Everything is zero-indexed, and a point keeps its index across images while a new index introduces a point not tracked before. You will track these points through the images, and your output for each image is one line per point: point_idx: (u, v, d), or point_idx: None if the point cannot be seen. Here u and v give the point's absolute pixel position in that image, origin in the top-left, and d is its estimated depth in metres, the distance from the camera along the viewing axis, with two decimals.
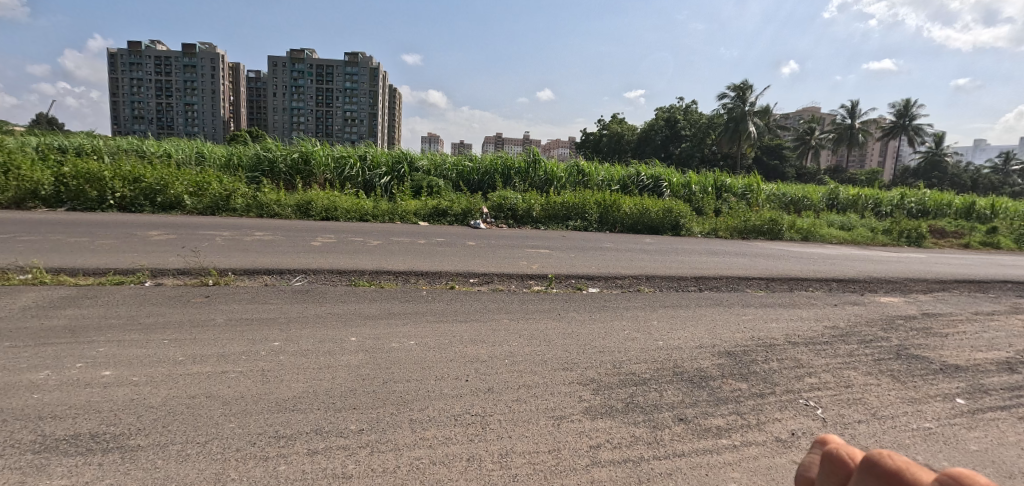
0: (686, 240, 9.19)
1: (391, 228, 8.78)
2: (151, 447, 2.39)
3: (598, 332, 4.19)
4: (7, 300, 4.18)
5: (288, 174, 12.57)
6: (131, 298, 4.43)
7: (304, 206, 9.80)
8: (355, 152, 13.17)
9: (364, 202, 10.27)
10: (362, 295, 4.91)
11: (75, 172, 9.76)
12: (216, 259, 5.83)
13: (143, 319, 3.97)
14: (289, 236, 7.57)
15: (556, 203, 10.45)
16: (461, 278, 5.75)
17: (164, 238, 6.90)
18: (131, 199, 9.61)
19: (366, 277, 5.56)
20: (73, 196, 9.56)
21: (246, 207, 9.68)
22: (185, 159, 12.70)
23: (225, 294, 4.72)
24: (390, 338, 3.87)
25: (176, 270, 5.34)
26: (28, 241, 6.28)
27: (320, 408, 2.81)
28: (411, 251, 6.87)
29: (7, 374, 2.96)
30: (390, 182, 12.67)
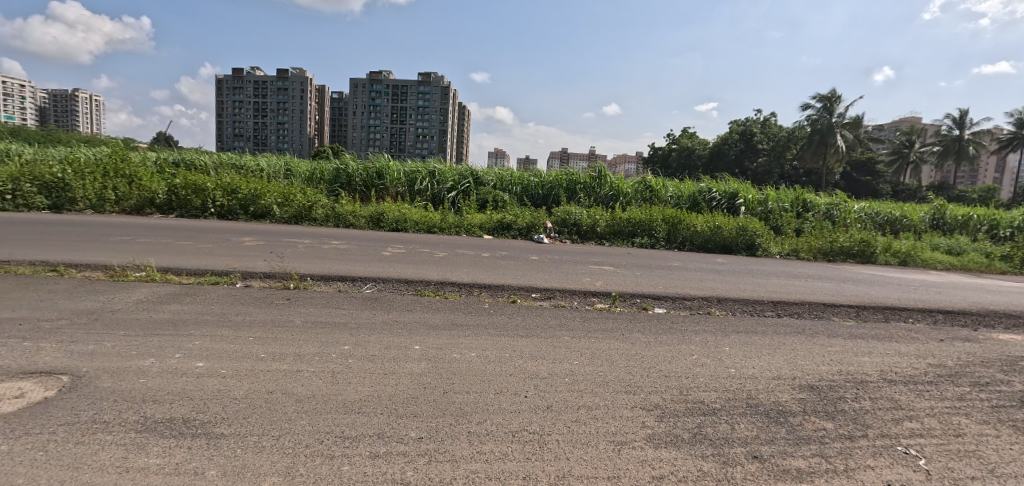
0: (763, 262, 8.61)
1: (457, 241, 8.98)
2: (233, 436, 2.56)
3: (665, 355, 3.99)
4: (124, 294, 4.71)
5: (363, 186, 13.31)
6: (223, 298, 4.84)
7: (376, 217, 10.30)
8: (425, 167, 13.71)
9: (432, 215, 10.61)
10: (427, 305, 5.04)
11: (185, 182, 10.95)
12: (296, 265, 6.24)
13: (232, 317, 4.32)
14: (363, 245, 7.97)
15: (622, 219, 10.20)
16: (523, 292, 5.74)
17: (254, 244, 7.51)
18: (228, 208, 10.60)
19: (431, 288, 5.71)
20: (181, 204, 10.71)
21: (325, 217, 10.34)
22: (274, 172, 13.84)
23: (302, 298, 5.03)
24: (452, 348, 3.93)
25: (263, 273, 5.78)
26: (145, 243, 7.10)
27: (383, 413, 2.89)
28: (475, 264, 6.98)
29: (120, 359, 3.32)
30: (457, 196, 13.00)
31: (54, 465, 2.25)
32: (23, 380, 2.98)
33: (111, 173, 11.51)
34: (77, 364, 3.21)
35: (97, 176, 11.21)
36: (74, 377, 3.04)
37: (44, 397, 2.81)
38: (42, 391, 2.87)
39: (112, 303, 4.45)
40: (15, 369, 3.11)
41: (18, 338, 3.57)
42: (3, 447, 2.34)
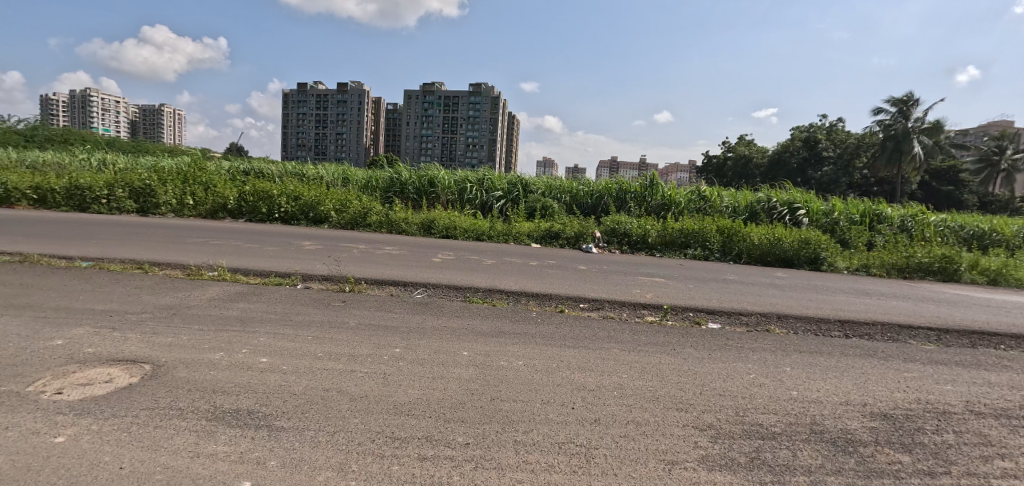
0: (829, 277, 8.08)
1: (505, 249, 9.04)
2: (292, 430, 2.69)
3: (719, 373, 3.82)
4: (199, 292, 5.08)
5: (415, 194, 13.71)
6: (285, 298, 5.11)
7: (428, 224, 10.55)
8: (475, 176, 13.94)
9: (481, 222, 10.75)
10: (475, 312, 5.09)
11: (253, 189, 11.70)
12: (352, 269, 6.50)
13: (293, 316, 4.55)
14: (414, 251, 8.20)
15: (674, 229, 9.91)
16: (571, 302, 5.69)
17: (314, 248, 7.88)
18: (291, 214, 11.21)
19: (480, 294, 5.78)
20: (250, 209, 11.45)
21: (379, 224, 10.70)
22: (333, 180, 14.52)
23: (357, 300, 5.22)
24: (499, 356, 3.94)
25: (321, 276, 6.05)
26: (218, 245, 7.63)
27: (432, 416, 2.94)
28: (523, 272, 7.00)
29: (194, 351, 3.57)
30: (506, 204, 13.11)
31: (136, 446, 2.45)
32: (112, 366, 3.26)
33: (190, 180, 12.48)
34: (158, 354, 3.49)
35: (178, 183, 12.19)
36: (154, 366, 3.30)
37: (129, 383, 3.06)
38: (128, 377, 3.13)
39: (188, 299, 4.81)
40: (106, 356, 3.41)
41: (109, 328, 3.92)
42: (94, 426, 2.57)
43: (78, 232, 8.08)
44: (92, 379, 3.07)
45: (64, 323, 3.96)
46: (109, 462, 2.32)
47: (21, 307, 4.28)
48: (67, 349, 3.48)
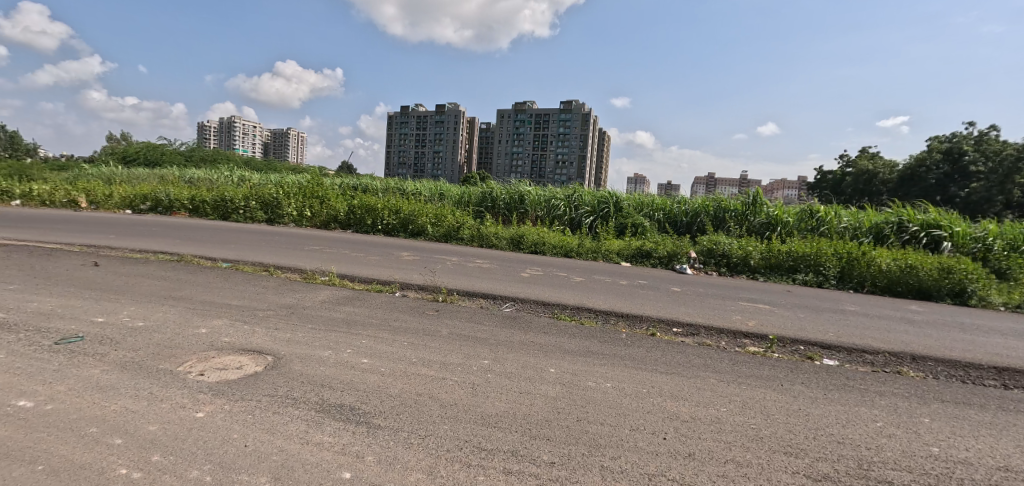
0: (980, 314, 6.86)
1: (594, 267, 8.89)
2: (388, 429, 2.84)
3: (837, 417, 3.40)
4: (312, 294, 5.59)
5: (505, 210, 14.03)
6: (385, 304, 5.45)
7: (517, 239, 10.70)
8: (564, 192, 13.94)
9: (570, 239, 10.68)
10: (563, 329, 5.04)
11: (360, 202, 12.73)
12: (445, 280, 6.78)
13: (391, 322, 4.83)
14: (504, 265, 8.36)
15: (781, 251, 9.07)
16: (663, 325, 5.41)
17: (411, 259, 8.36)
18: (391, 226, 12.00)
19: (567, 312, 5.72)
20: (356, 221, 12.47)
21: (471, 237, 11.06)
22: (430, 195, 15.34)
23: (449, 311, 5.42)
24: (586, 376, 3.85)
25: (417, 285, 6.38)
26: (329, 252, 8.39)
27: (518, 431, 2.94)
28: (613, 291, 6.81)
29: (307, 348, 3.93)
30: (595, 220, 12.94)
31: (258, 427, 2.73)
32: (241, 355, 3.69)
33: (309, 194, 13.91)
34: (278, 348, 3.88)
35: (299, 196, 13.64)
36: (275, 358, 3.68)
37: (254, 371, 3.44)
38: (253, 366, 3.52)
39: (304, 300, 5.31)
40: (238, 345, 3.87)
41: (240, 321, 4.45)
42: (226, 406, 2.92)
43: (219, 237, 9.34)
44: (226, 365, 3.50)
45: (207, 314, 4.57)
46: (237, 439, 2.61)
47: (177, 298, 5.02)
48: (209, 337, 4.01)
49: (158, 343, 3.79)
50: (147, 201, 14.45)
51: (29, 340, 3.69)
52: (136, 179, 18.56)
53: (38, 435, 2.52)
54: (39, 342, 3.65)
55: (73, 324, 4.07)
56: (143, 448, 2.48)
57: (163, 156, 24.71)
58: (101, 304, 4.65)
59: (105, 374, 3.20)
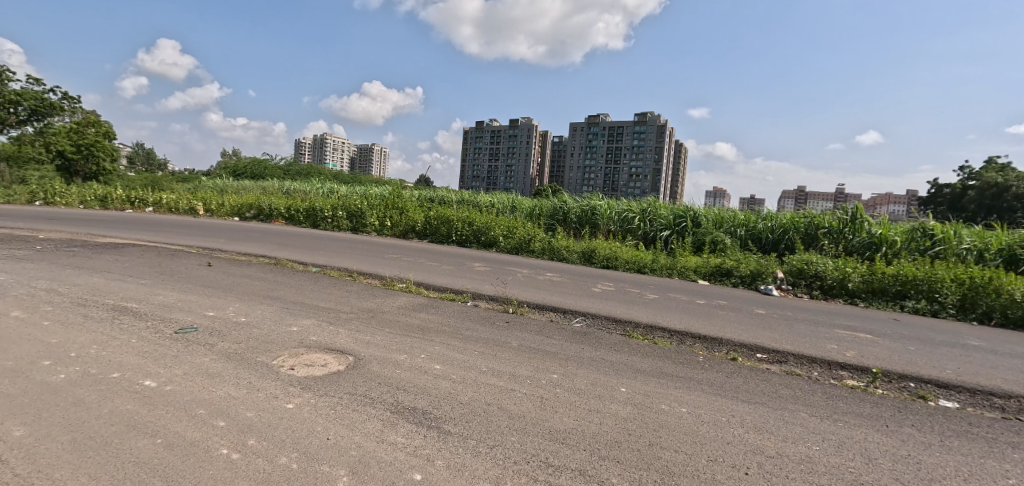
0: None
1: (670, 284, 8.53)
2: (458, 435, 2.88)
3: (956, 468, 2.97)
4: (390, 300, 5.87)
5: (577, 224, 13.92)
6: (457, 312, 5.59)
7: (588, 253, 10.54)
8: (638, 206, 13.58)
9: (644, 255, 10.36)
10: (635, 348, 4.87)
11: (437, 214, 13.25)
12: (516, 292, 6.83)
13: (463, 331, 4.93)
14: (575, 279, 8.27)
15: (886, 275, 8.16)
16: (745, 351, 5.05)
17: (483, 269, 8.53)
18: (465, 237, 12.33)
19: (640, 330, 5.52)
20: (432, 231, 12.96)
21: (542, 250, 11.07)
22: (503, 208, 15.62)
23: (520, 323, 5.44)
24: (659, 398, 3.69)
25: (488, 296, 6.48)
26: (406, 261, 8.78)
27: (586, 450, 2.87)
28: (689, 311, 6.49)
29: (385, 351, 4.12)
30: (671, 236, 12.45)
31: (339, 423, 2.89)
32: (326, 354, 3.95)
33: (390, 205, 14.71)
34: (359, 349, 4.10)
35: (381, 207, 14.47)
36: (356, 358, 3.89)
37: (337, 369, 3.66)
38: (336, 364, 3.74)
39: (383, 305, 5.59)
40: (323, 344, 4.15)
41: (326, 322, 4.77)
42: (312, 400, 3.12)
43: (309, 244, 10.12)
44: (313, 362, 3.75)
45: (298, 314, 4.95)
46: (320, 431, 2.78)
47: (273, 298, 5.49)
48: (299, 335, 4.33)
49: (256, 337, 4.16)
50: (252, 210, 16.06)
51: (155, 328, 4.20)
52: (243, 190, 20.70)
53: (159, 412, 2.85)
54: (162, 330, 4.15)
55: (190, 316, 4.59)
56: (242, 432, 2.71)
57: (266, 170, 27.32)
58: (212, 299, 5.21)
59: (213, 362, 3.56)
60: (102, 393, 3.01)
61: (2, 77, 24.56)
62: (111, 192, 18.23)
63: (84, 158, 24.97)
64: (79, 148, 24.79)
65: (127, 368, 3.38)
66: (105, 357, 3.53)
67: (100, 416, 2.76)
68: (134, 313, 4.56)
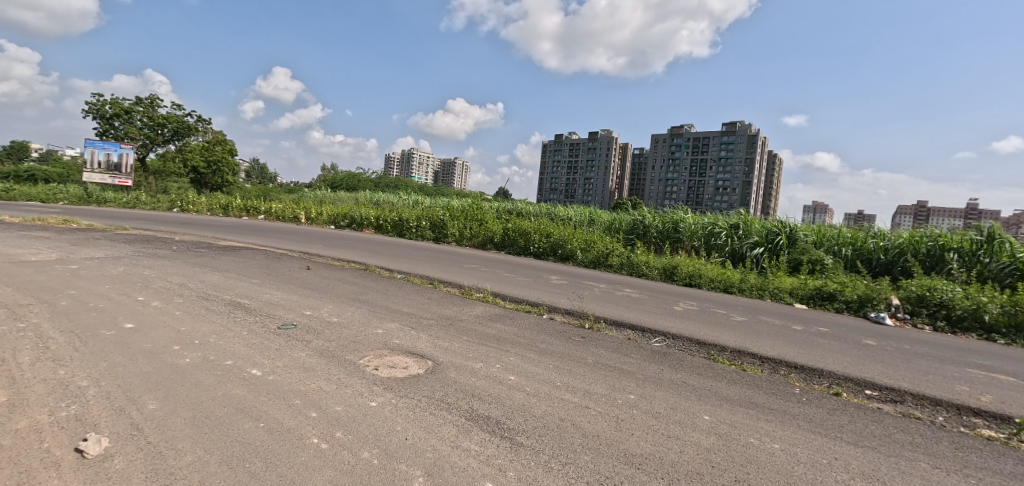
0: None
1: (762, 307, 7.90)
2: (530, 449, 2.87)
3: None
4: (468, 309, 6.01)
5: (658, 239, 13.43)
6: (533, 325, 5.59)
7: (670, 270, 10.09)
8: (726, 221, 12.82)
9: (731, 273, 9.73)
10: (721, 373, 4.55)
11: (515, 225, 13.44)
12: (593, 307, 6.71)
13: (538, 344, 4.91)
14: (655, 296, 7.95)
15: None
16: (851, 386, 4.53)
17: (559, 282, 8.48)
18: (542, 249, 12.37)
19: (726, 354, 5.16)
20: (510, 243, 13.16)
21: (620, 265, 10.78)
22: (581, 221, 15.49)
23: (596, 339, 5.31)
24: (747, 430, 3.41)
25: (564, 309, 6.42)
26: (485, 271, 8.98)
27: (664, 478, 2.72)
28: (784, 337, 5.96)
29: (462, 358, 4.22)
30: (762, 254, 11.58)
31: (417, 425, 2.99)
32: (407, 357, 4.13)
33: (470, 216, 15.16)
34: (438, 355, 4.24)
35: (461, 218, 14.96)
36: (435, 363, 4.02)
37: (417, 372, 3.81)
38: (416, 368, 3.89)
39: (462, 314, 5.75)
40: (405, 348, 4.34)
41: (408, 327, 4.99)
42: (394, 400, 3.27)
43: (394, 252, 10.69)
44: (395, 364, 3.94)
45: (383, 317, 5.23)
46: (399, 431, 2.89)
47: (362, 301, 5.86)
48: (384, 337, 4.57)
49: (346, 337, 4.45)
50: (346, 219, 17.33)
51: (262, 323, 4.65)
52: (339, 201, 22.45)
53: (262, 398, 3.14)
54: (268, 325, 4.57)
55: (291, 314, 5.02)
56: (331, 425, 2.90)
57: (359, 183, 29.45)
58: (310, 300, 5.67)
59: (308, 357, 3.87)
60: (217, 377, 3.38)
61: (154, 105, 28.78)
62: (231, 201, 20.59)
63: (212, 172, 28.46)
64: (209, 164, 28.30)
65: (238, 357, 3.76)
66: (221, 346, 3.96)
67: (215, 398, 3.09)
68: (245, 308, 5.08)
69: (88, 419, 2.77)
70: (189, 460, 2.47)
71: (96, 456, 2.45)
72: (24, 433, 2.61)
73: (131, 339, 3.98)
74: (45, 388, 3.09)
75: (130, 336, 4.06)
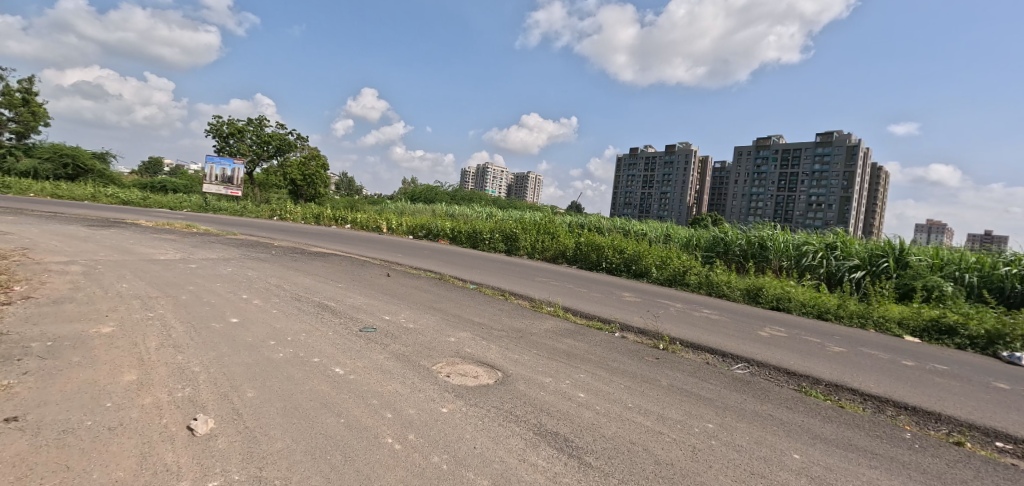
0: None
1: (864, 337, 7.10)
2: (599, 470, 2.77)
3: None
4: (539, 322, 5.99)
5: (740, 257, 12.63)
6: (605, 343, 5.44)
7: (754, 291, 9.42)
8: (821, 240, 11.74)
9: (826, 297, 8.88)
10: (814, 409, 4.14)
11: (587, 240, 13.28)
12: (668, 327, 6.42)
13: (609, 362, 4.77)
14: (738, 320, 7.44)
15: None
16: (977, 435, 3.93)
17: (633, 300, 8.22)
18: (615, 265, 12.10)
19: (820, 388, 4.70)
20: (582, 257, 13.01)
21: (698, 284, 10.24)
22: (657, 237, 14.98)
23: (671, 361, 5.06)
24: (845, 475, 3.06)
25: (637, 328, 6.19)
26: (556, 285, 8.92)
27: None
28: (890, 372, 5.32)
29: (532, 372, 4.20)
30: (863, 277, 10.48)
31: (486, 435, 3.01)
32: (478, 366, 4.18)
33: (542, 230, 15.20)
34: (507, 367, 4.25)
35: (534, 231, 15.03)
36: (504, 375, 4.04)
37: (487, 382, 3.85)
38: (486, 378, 3.94)
39: (532, 327, 5.73)
40: (476, 357, 4.40)
41: (480, 337, 5.06)
42: (464, 408, 3.32)
43: (467, 263, 10.97)
44: (466, 372, 4.01)
45: (456, 326, 5.36)
46: (469, 439, 2.93)
47: (436, 309, 6.05)
48: (456, 346, 4.67)
49: (420, 343, 4.61)
50: (423, 230, 18.08)
51: (346, 325, 4.94)
52: (417, 212, 23.50)
53: (344, 396, 3.32)
54: (351, 327, 4.86)
55: (371, 318, 5.29)
56: (404, 427, 2.99)
57: (436, 196, 30.71)
58: (389, 306, 5.94)
59: (386, 360, 4.04)
60: (305, 373, 3.64)
61: (262, 124, 32.02)
62: (323, 211, 22.26)
63: (307, 185, 31.21)
64: (305, 177, 31.01)
65: (324, 356, 4.02)
66: (310, 345, 4.26)
67: (303, 392, 3.32)
68: (331, 310, 5.44)
69: (198, 401, 3.08)
70: (279, 446, 2.66)
71: (204, 434, 2.71)
72: (147, 408, 2.96)
73: (235, 333, 4.40)
74: (166, 370, 3.50)
75: (235, 330, 4.49)
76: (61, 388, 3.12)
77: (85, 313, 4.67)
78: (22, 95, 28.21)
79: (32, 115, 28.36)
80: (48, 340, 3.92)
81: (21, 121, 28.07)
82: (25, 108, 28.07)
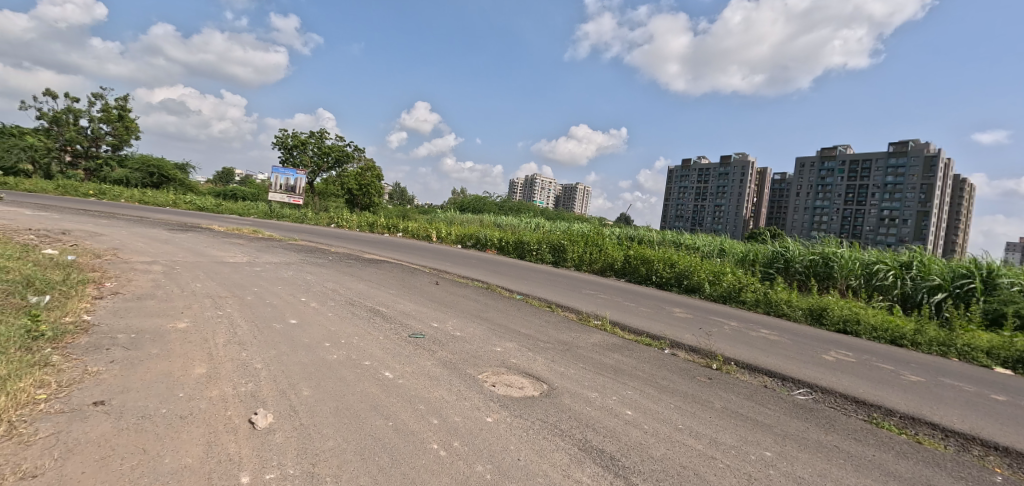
0: None
1: (946, 366, 6.47)
2: None
3: None
4: (586, 336, 5.89)
5: (802, 275, 11.92)
6: (655, 359, 5.27)
7: (817, 312, 8.85)
8: (895, 258, 10.88)
9: (901, 321, 8.20)
10: (886, 443, 3.82)
11: (637, 253, 12.97)
12: (723, 346, 6.13)
13: (659, 380, 4.61)
14: (799, 341, 7.00)
15: None
16: None
17: (684, 316, 7.93)
18: (666, 279, 11.75)
19: (893, 420, 4.33)
20: (631, 271, 12.73)
21: (755, 302, 9.76)
22: (710, 251, 14.43)
23: (725, 382, 4.83)
24: None
25: (689, 346, 5.96)
26: (604, 298, 8.76)
27: None
28: (977, 407, 4.81)
29: (578, 386, 4.14)
30: (945, 300, 9.60)
31: (530, 447, 2.98)
32: (524, 378, 4.16)
33: (590, 242, 15.02)
34: (553, 379, 4.21)
35: (581, 243, 14.87)
36: (550, 387, 4.01)
37: (532, 394, 3.83)
38: (531, 389, 3.91)
39: (579, 340, 5.65)
40: (521, 368, 4.39)
41: (526, 348, 5.05)
42: (509, 419, 3.31)
43: (514, 273, 10.99)
44: (512, 383, 4.00)
45: (502, 336, 5.37)
46: (513, 450, 2.92)
47: (483, 318, 6.10)
48: (502, 356, 4.68)
49: (467, 352, 4.65)
50: (472, 240, 18.35)
51: (395, 330, 5.07)
52: (466, 222, 23.92)
53: (393, 400, 3.40)
54: (400, 333, 4.98)
55: (420, 324, 5.41)
56: (450, 434, 3.02)
57: (485, 206, 31.12)
58: (437, 313, 6.05)
59: (433, 366, 4.11)
60: (357, 375, 3.76)
61: (323, 136, 33.73)
62: (377, 220, 23.09)
63: (363, 194, 32.55)
64: (360, 187, 32.36)
65: (375, 359, 4.14)
66: (362, 348, 4.40)
67: (354, 394, 3.43)
68: (382, 315, 5.60)
69: (259, 396, 3.26)
70: (331, 444, 2.76)
71: (263, 428, 2.86)
72: (214, 400, 3.15)
73: (294, 333, 4.63)
74: (232, 366, 3.72)
75: (293, 330, 4.72)
76: (142, 377, 3.39)
77: (164, 309, 5.07)
78: (118, 111, 31.19)
79: (125, 129, 31.28)
80: (132, 333, 4.28)
81: (116, 135, 31.04)
82: (120, 123, 31.01)
